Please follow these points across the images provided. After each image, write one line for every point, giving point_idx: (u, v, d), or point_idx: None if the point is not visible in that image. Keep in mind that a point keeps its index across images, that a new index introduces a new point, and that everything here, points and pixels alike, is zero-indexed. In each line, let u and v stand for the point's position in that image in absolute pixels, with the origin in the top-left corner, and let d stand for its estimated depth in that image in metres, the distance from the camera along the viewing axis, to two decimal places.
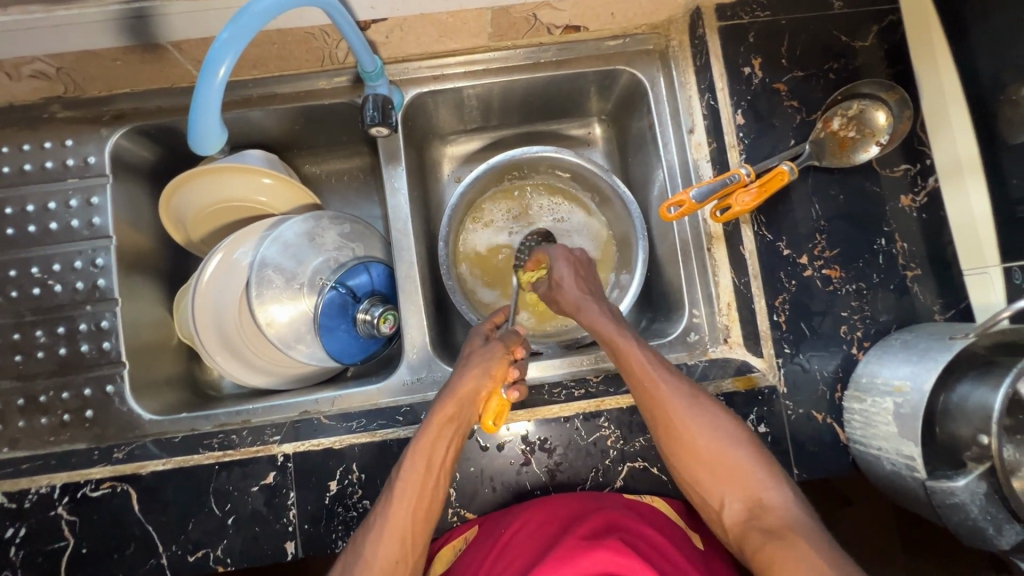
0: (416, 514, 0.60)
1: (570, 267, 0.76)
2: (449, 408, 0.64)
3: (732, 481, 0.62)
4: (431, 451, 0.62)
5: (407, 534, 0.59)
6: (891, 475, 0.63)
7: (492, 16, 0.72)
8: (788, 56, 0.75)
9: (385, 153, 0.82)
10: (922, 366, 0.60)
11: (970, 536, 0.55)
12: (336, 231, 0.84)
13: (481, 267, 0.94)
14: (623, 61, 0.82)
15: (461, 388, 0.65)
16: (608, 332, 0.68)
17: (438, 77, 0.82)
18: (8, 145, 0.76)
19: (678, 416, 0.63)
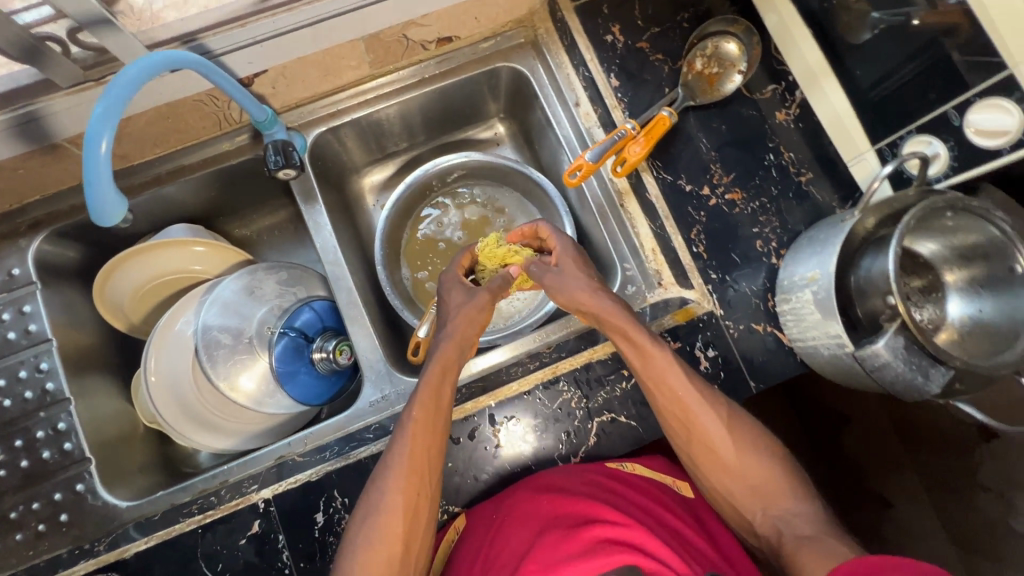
0: (421, 444, 0.64)
1: (567, 259, 0.74)
2: (448, 350, 0.69)
3: (763, 489, 0.67)
4: (441, 387, 0.67)
5: (414, 471, 0.63)
6: (830, 364, 0.67)
7: (366, 44, 0.78)
8: (642, 17, 0.82)
9: (301, 194, 0.85)
10: (825, 252, 0.65)
11: (905, 390, 0.58)
12: (274, 279, 0.86)
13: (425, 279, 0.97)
14: (501, 58, 0.88)
15: (459, 329, 0.71)
16: (641, 349, 0.66)
17: (335, 113, 0.87)
18: None
19: (711, 430, 0.67)
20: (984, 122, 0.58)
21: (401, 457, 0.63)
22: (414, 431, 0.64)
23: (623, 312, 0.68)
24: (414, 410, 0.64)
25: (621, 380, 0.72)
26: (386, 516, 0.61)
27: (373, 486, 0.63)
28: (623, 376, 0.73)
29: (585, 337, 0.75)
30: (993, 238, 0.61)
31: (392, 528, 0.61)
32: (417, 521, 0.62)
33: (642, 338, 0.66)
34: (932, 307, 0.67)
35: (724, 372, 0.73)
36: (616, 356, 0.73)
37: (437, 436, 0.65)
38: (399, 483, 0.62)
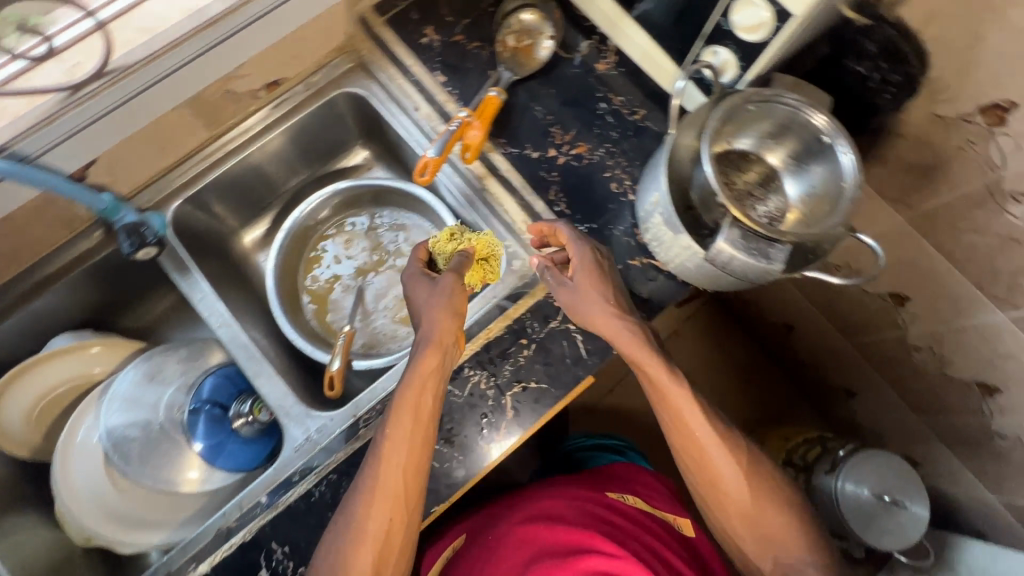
0: (406, 472, 0.64)
1: (584, 273, 0.70)
2: (429, 359, 0.68)
3: (768, 533, 0.70)
4: (422, 399, 0.66)
5: (394, 497, 0.64)
6: (700, 274, 0.71)
7: (191, 109, 0.79)
8: (451, 12, 0.86)
9: (175, 269, 0.84)
10: (655, 174, 0.69)
11: (755, 272, 0.62)
12: (174, 360, 0.85)
13: (336, 314, 0.99)
14: (335, 86, 0.91)
15: (436, 334, 0.68)
16: (659, 382, 0.70)
17: (188, 183, 0.87)
18: None
19: (720, 465, 0.70)
20: (746, 19, 0.64)
21: (377, 479, 0.64)
22: (393, 451, 0.65)
23: (639, 337, 0.69)
24: (391, 427, 0.65)
25: (522, 348, 0.75)
26: (358, 543, 0.62)
27: (346, 506, 0.64)
28: (522, 345, 0.75)
29: (480, 320, 0.77)
30: (793, 119, 0.67)
31: (364, 551, 0.62)
32: (393, 541, 0.63)
33: (657, 366, 0.70)
34: (773, 195, 0.74)
35: None
36: (513, 328, 0.76)
37: (418, 451, 0.65)
38: (374, 508, 0.63)
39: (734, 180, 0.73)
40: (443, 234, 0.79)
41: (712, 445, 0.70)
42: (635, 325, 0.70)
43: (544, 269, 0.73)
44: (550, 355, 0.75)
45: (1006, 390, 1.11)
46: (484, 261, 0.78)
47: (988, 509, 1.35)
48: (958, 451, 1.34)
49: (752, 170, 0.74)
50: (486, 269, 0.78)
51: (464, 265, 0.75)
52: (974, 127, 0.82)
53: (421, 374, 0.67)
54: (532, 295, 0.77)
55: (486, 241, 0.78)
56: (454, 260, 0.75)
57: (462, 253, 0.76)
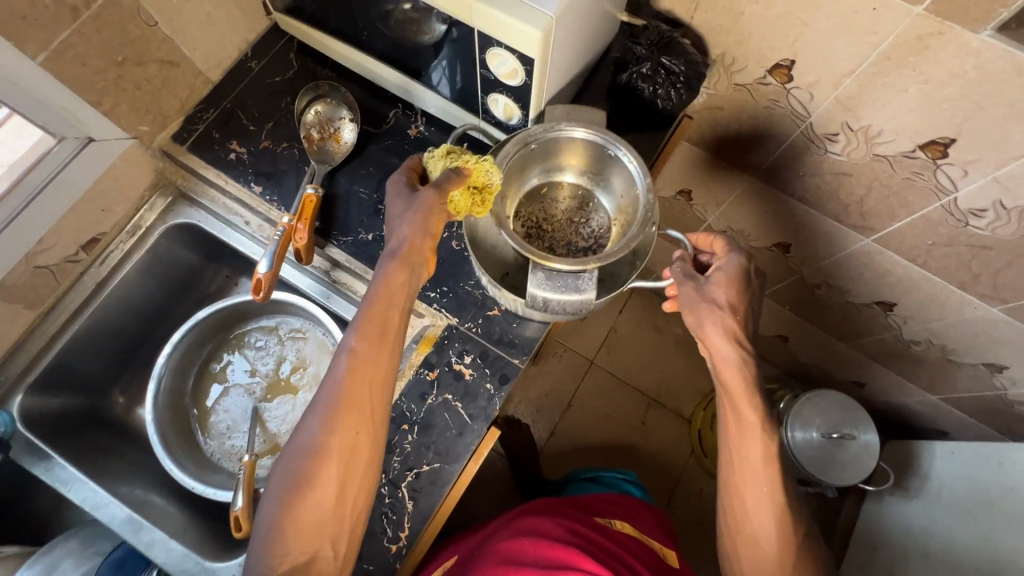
0: (373, 394, 0.61)
1: (720, 283, 0.70)
2: (396, 281, 0.64)
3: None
4: (389, 331, 0.63)
5: (361, 418, 0.60)
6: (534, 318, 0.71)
7: (1, 298, 0.75)
8: (252, 122, 0.87)
9: (35, 462, 0.79)
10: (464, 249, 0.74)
11: (571, 302, 0.65)
12: (65, 554, 0.81)
13: (237, 443, 0.94)
14: (160, 223, 0.89)
15: (407, 251, 0.65)
16: (738, 393, 0.67)
17: (27, 368, 0.82)
18: None
19: (756, 499, 0.65)
20: (501, 68, 0.64)
21: (343, 397, 0.60)
22: (360, 373, 0.61)
23: (744, 368, 0.67)
24: (360, 343, 0.61)
25: (406, 434, 0.73)
26: (315, 461, 0.57)
27: (307, 418, 0.60)
28: (405, 430, 0.73)
29: None
30: (575, 143, 0.73)
31: (322, 469, 0.58)
32: (355, 465, 0.59)
33: (749, 408, 0.66)
34: (594, 215, 0.79)
35: (488, 366, 0.76)
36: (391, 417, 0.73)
37: (384, 376, 0.62)
38: (338, 427, 0.59)
39: (551, 212, 0.79)
40: (442, 149, 0.71)
41: (761, 474, 0.65)
42: (745, 359, 0.68)
43: (677, 269, 0.74)
44: (434, 431, 0.73)
45: (901, 300, 1.14)
46: (474, 191, 0.68)
47: (937, 408, 1.38)
48: (891, 364, 1.37)
49: (569, 196, 0.79)
50: (476, 199, 0.68)
51: (449, 186, 0.66)
52: (770, 87, 0.89)
53: (386, 295, 0.63)
54: (403, 376, 0.75)
55: (483, 166, 0.68)
56: (441, 175, 0.67)
57: (454, 173, 0.67)
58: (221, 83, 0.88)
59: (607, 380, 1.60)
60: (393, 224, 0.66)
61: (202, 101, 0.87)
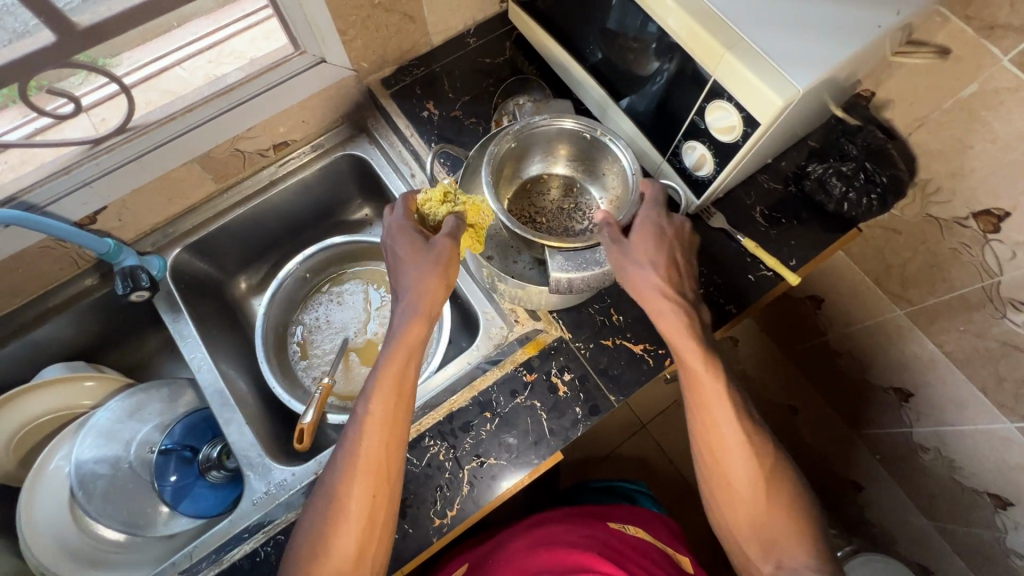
0: (387, 446, 0.64)
1: (640, 236, 0.67)
2: (412, 331, 0.67)
3: (778, 542, 0.63)
4: (396, 376, 0.66)
5: (373, 471, 0.63)
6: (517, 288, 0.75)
7: (201, 164, 0.85)
8: (451, 90, 0.92)
9: (166, 309, 0.88)
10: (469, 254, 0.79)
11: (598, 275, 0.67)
12: (156, 398, 0.88)
13: (318, 365, 0.99)
14: (339, 149, 0.96)
15: (420, 301, 0.67)
16: (682, 350, 0.66)
17: (191, 230, 0.92)
18: None
19: (728, 448, 0.65)
20: (718, 122, 0.65)
21: (360, 452, 0.63)
22: (370, 427, 0.64)
23: (681, 309, 0.66)
24: (373, 399, 0.64)
25: (485, 422, 0.74)
26: (341, 517, 0.61)
27: (329, 470, 0.64)
28: (486, 418, 0.74)
29: (446, 387, 0.77)
30: (557, 132, 0.77)
31: (347, 522, 0.61)
32: (376, 517, 0.63)
33: (697, 356, 0.66)
34: (582, 198, 0.83)
35: (582, 391, 0.75)
36: (478, 400, 0.75)
37: (397, 425, 0.65)
38: (355, 485, 0.62)
39: (541, 204, 0.83)
40: (437, 191, 0.74)
41: (722, 423, 0.65)
42: (682, 303, 0.66)
43: (602, 225, 0.68)
44: (513, 430, 0.74)
45: (1019, 503, 1.01)
46: (471, 230, 0.74)
47: None
48: (975, 565, 1.21)
49: (556, 188, 0.84)
50: (473, 237, 0.75)
51: (457, 232, 0.70)
52: (967, 231, 0.83)
53: (402, 346, 0.66)
54: (501, 367, 0.78)
55: (481, 206, 0.74)
56: (448, 223, 0.70)
57: (457, 218, 0.71)
58: (439, 48, 0.95)
59: (654, 451, 1.51)
60: (407, 277, 0.68)
61: (416, 57, 0.94)
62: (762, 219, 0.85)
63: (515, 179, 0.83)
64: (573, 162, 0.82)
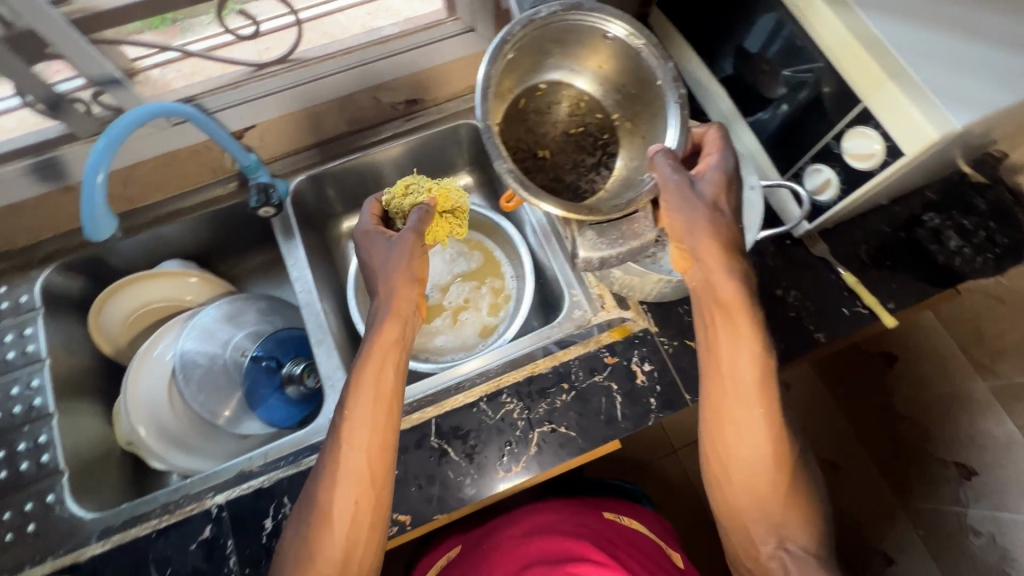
0: (372, 447, 0.65)
1: (717, 181, 0.67)
2: (388, 331, 0.69)
3: (778, 518, 0.64)
4: (381, 368, 0.67)
5: (361, 470, 0.64)
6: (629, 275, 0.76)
7: (341, 105, 0.90)
8: None
9: (281, 230, 0.95)
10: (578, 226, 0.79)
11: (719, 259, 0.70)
12: (254, 309, 0.94)
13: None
14: (462, 116, 1.01)
15: (395, 305, 0.70)
16: (730, 322, 0.65)
17: (315, 164, 0.97)
18: None
19: (757, 426, 0.64)
20: (856, 148, 0.66)
21: (342, 456, 0.64)
22: (355, 425, 0.65)
23: (740, 272, 0.65)
24: (350, 403, 0.65)
25: (561, 393, 0.77)
26: (328, 518, 0.63)
27: (317, 466, 0.66)
28: (563, 388, 0.77)
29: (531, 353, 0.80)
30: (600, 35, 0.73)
31: (332, 522, 0.63)
32: (365, 514, 0.64)
33: (750, 329, 0.64)
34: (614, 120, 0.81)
35: (658, 384, 0.77)
36: (557, 370, 0.78)
37: (382, 425, 0.66)
38: (341, 486, 0.63)
39: (551, 121, 0.81)
40: (399, 186, 0.78)
41: (754, 402, 0.64)
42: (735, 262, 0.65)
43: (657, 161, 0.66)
44: (586, 405, 0.76)
45: None
46: (449, 214, 0.79)
47: None
48: None
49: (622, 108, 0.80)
50: (449, 220, 0.79)
51: (421, 223, 0.74)
52: None
53: (377, 349, 0.68)
54: (585, 345, 0.80)
55: (449, 193, 0.78)
56: (414, 215, 0.73)
57: (423, 207, 0.74)
58: None
59: (683, 477, 1.49)
60: (382, 277, 0.71)
61: None
62: (867, 258, 0.84)
63: (518, 101, 0.79)
64: (595, 73, 0.79)
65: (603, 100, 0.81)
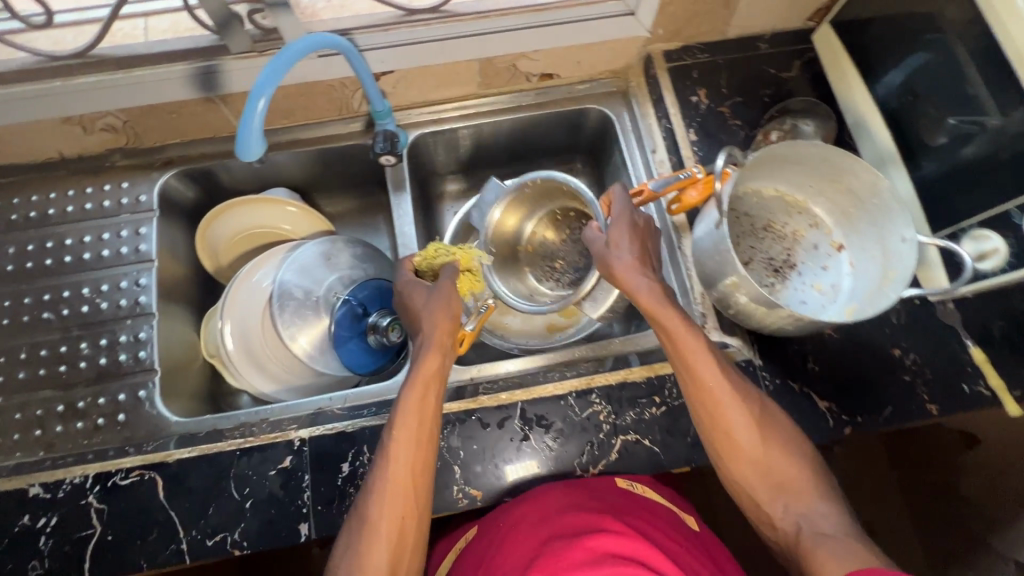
0: (415, 467, 0.65)
1: (617, 227, 0.72)
2: (429, 362, 0.71)
3: (783, 484, 0.64)
4: (424, 393, 0.69)
5: (405, 486, 0.64)
6: (754, 304, 0.70)
7: (480, 66, 0.88)
8: (728, 86, 0.91)
9: (392, 182, 0.94)
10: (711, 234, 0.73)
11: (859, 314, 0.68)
12: (349, 253, 0.95)
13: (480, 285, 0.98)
14: (592, 101, 0.97)
15: (438, 338, 0.72)
16: (681, 339, 0.67)
17: (437, 121, 0.96)
18: (85, 188, 0.89)
19: (733, 418, 0.66)
20: None
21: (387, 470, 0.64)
22: (398, 450, 0.65)
23: (658, 296, 0.68)
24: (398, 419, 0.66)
25: (651, 405, 0.75)
26: (372, 533, 0.61)
27: (361, 496, 0.65)
28: (654, 401, 0.75)
29: (626, 358, 0.78)
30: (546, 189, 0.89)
31: (378, 537, 0.61)
32: (406, 528, 0.63)
33: (691, 342, 0.67)
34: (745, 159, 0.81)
35: None
36: (652, 382, 0.76)
37: (423, 447, 0.66)
38: (385, 504, 0.63)
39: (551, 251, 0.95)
40: (428, 251, 0.83)
41: (724, 403, 0.66)
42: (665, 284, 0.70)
43: (591, 239, 0.74)
44: (675, 424, 0.74)
45: None
46: (468, 272, 0.86)
47: None
48: None
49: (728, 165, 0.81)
50: (469, 279, 0.86)
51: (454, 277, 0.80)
52: None
53: (423, 376, 0.69)
54: None
55: (470, 253, 0.86)
56: (448, 271, 0.79)
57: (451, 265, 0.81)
58: (730, 43, 0.93)
59: None
60: (425, 317, 0.75)
61: (704, 43, 0.93)
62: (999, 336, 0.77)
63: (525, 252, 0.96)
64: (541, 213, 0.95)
65: (564, 203, 0.95)
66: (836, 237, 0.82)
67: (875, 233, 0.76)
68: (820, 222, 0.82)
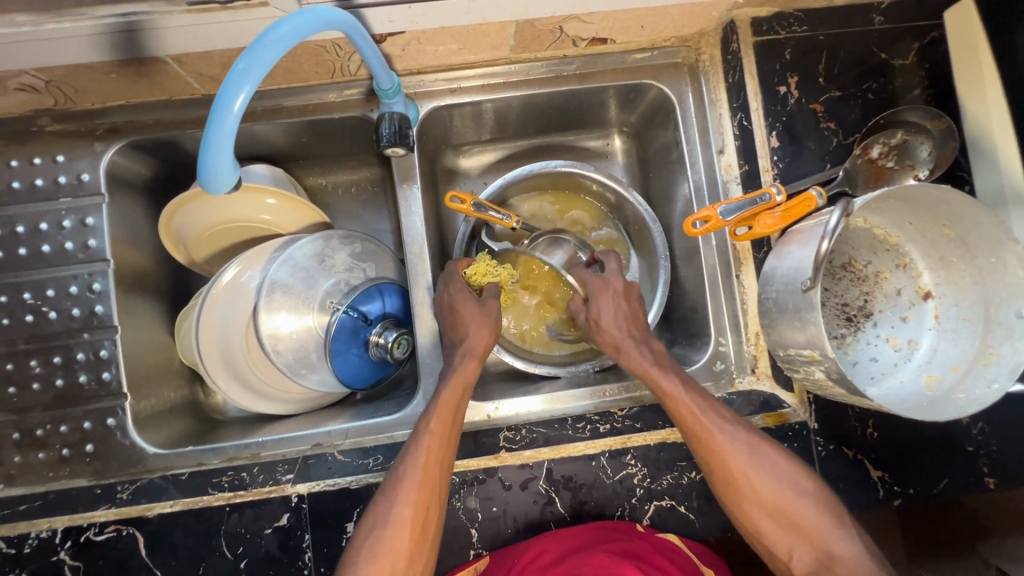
0: (436, 470, 0.60)
1: (605, 296, 0.72)
2: (468, 369, 0.67)
3: (808, 537, 0.58)
4: (458, 402, 0.64)
5: (426, 487, 0.59)
6: (833, 382, 0.59)
7: (517, 29, 0.67)
8: (825, 74, 0.72)
9: (397, 171, 0.77)
10: (794, 284, 0.60)
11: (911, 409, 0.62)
12: (347, 251, 0.80)
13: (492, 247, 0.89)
14: (651, 75, 0.77)
15: (477, 342, 0.69)
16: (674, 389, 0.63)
17: (455, 91, 0.77)
18: (9, 161, 0.71)
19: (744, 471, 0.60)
20: None
21: (413, 469, 0.59)
22: (424, 451, 0.60)
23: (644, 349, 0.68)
24: (433, 421, 0.62)
25: (691, 469, 0.67)
26: (392, 532, 0.57)
27: (380, 496, 0.60)
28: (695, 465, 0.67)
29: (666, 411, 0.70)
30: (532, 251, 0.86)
31: (397, 542, 0.57)
32: (425, 535, 0.59)
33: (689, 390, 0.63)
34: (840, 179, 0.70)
35: None
36: None
37: (449, 450, 0.62)
38: (407, 498, 0.58)
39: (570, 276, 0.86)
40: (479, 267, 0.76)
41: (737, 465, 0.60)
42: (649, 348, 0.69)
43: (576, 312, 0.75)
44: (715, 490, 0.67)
45: None
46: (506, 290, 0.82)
47: None
48: None
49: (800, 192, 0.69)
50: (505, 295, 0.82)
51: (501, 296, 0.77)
52: None
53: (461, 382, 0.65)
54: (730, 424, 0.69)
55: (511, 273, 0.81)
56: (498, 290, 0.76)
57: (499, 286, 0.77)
58: (839, 11, 0.72)
59: None
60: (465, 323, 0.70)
61: (805, 10, 0.72)
62: None
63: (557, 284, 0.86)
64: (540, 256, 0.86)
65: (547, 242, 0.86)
66: (925, 283, 0.69)
67: (979, 294, 0.63)
68: (910, 263, 0.69)
